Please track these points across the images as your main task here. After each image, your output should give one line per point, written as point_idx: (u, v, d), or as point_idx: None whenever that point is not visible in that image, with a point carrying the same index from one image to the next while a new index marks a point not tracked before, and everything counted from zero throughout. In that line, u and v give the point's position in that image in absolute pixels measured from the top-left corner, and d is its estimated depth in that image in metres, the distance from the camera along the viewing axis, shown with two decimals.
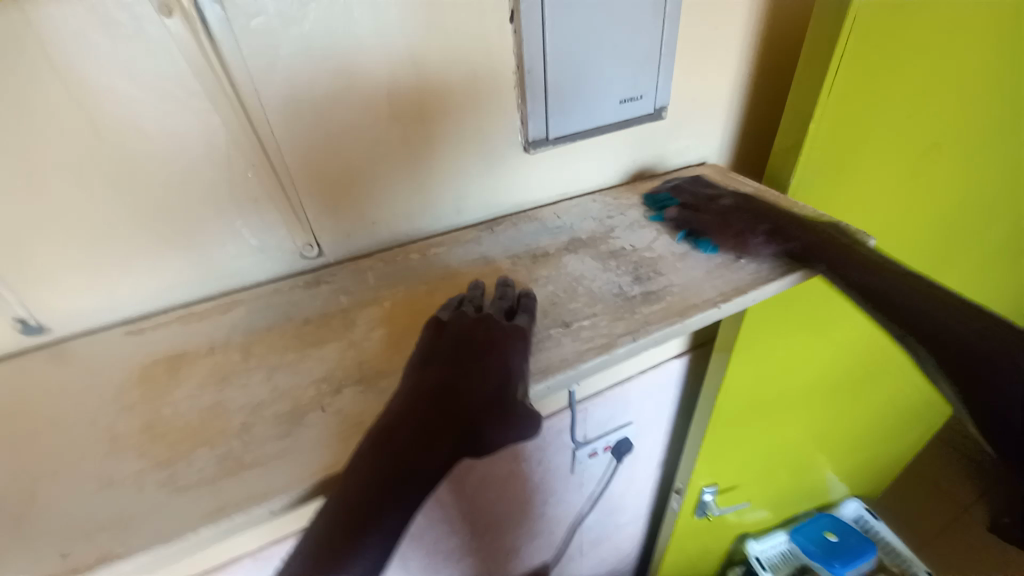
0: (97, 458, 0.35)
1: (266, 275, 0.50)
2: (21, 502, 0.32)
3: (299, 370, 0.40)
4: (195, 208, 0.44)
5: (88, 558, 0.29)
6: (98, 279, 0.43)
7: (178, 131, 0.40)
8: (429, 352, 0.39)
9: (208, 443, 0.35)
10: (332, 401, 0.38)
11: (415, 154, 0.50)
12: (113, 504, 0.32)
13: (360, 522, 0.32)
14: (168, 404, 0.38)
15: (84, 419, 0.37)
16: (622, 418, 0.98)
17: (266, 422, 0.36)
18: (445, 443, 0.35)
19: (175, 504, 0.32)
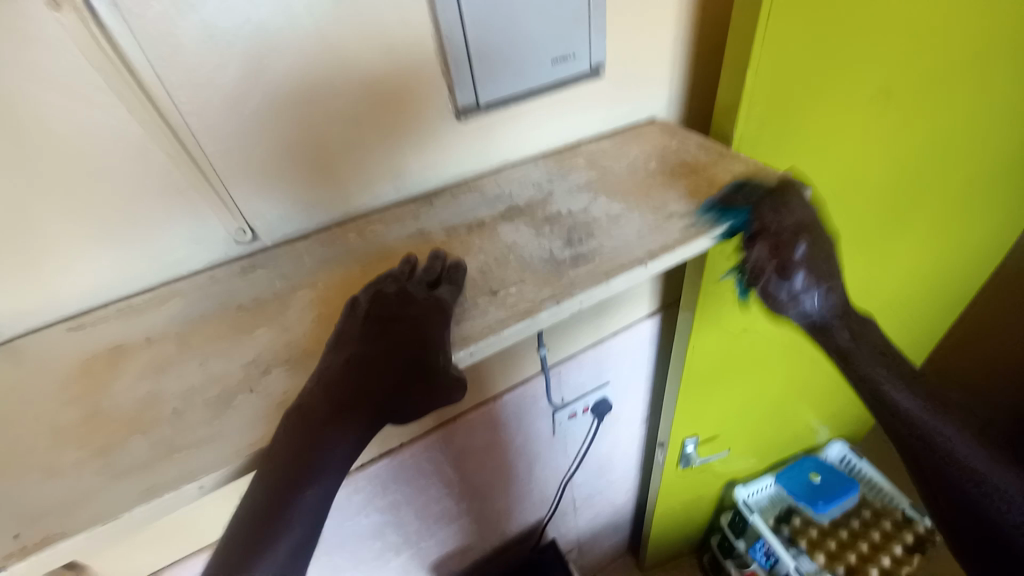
0: (40, 449, 0.36)
1: (205, 263, 0.50)
2: None
3: (230, 355, 0.41)
4: (118, 203, 0.43)
5: (37, 538, 0.31)
6: (30, 281, 0.43)
7: (84, 127, 0.39)
8: (345, 332, 0.40)
9: (143, 430, 0.37)
10: (261, 382, 0.39)
11: (342, 134, 0.49)
12: (52, 493, 0.34)
13: (288, 497, 0.34)
14: (107, 395, 0.39)
15: (28, 414, 0.39)
16: (599, 381, 1.01)
17: (198, 407, 0.38)
18: (360, 414, 0.37)
19: (112, 487, 0.34)
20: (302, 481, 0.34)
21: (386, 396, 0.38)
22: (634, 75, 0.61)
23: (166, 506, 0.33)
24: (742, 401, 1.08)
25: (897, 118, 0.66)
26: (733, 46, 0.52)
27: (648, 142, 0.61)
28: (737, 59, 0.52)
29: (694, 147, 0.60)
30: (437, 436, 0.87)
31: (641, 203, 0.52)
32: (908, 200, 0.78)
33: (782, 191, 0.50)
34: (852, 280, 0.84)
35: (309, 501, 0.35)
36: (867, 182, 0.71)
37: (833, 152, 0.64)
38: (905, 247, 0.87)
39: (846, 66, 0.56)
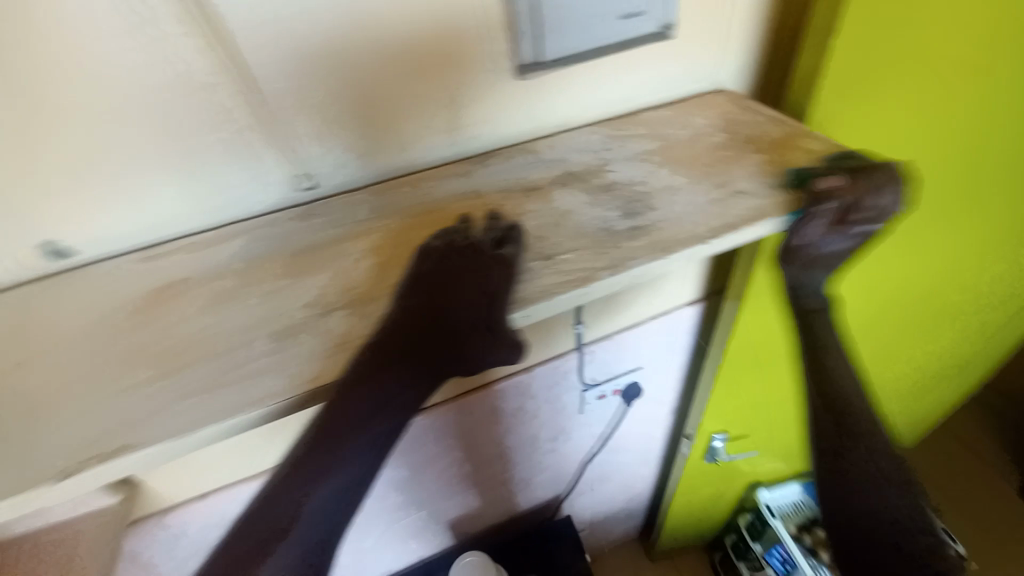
0: (116, 367, 0.39)
1: (265, 206, 0.51)
2: (56, 400, 0.37)
3: (287, 295, 0.42)
4: (187, 139, 0.45)
5: (113, 445, 0.34)
6: (108, 208, 0.46)
7: (158, 59, 0.40)
8: (412, 278, 0.40)
9: (206, 357, 0.38)
10: (317, 322, 0.40)
11: (403, 86, 0.49)
12: (126, 407, 0.36)
13: (344, 448, 0.37)
14: (173, 323, 0.41)
15: (104, 333, 0.41)
16: (631, 364, 1.00)
17: (257, 340, 0.39)
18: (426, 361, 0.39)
19: (179, 406, 0.36)
20: (356, 435, 0.37)
21: (444, 360, 0.39)
22: (706, 41, 0.57)
23: (226, 429, 0.35)
24: (777, 398, 1.04)
25: (994, 97, 0.60)
26: (818, 17, 0.51)
27: (716, 115, 0.58)
28: (820, 30, 0.51)
29: (765, 122, 0.56)
30: (466, 401, 0.89)
31: (702, 177, 0.50)
32: (993, 189, 0.72)
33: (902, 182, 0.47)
34: (899, 274, 0.80)
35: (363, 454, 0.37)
36: (947, 162, 0.65)
37: (911, 126, 0.60)
38: (980, 245, 0.81)
39: (944, 34, 0.52)
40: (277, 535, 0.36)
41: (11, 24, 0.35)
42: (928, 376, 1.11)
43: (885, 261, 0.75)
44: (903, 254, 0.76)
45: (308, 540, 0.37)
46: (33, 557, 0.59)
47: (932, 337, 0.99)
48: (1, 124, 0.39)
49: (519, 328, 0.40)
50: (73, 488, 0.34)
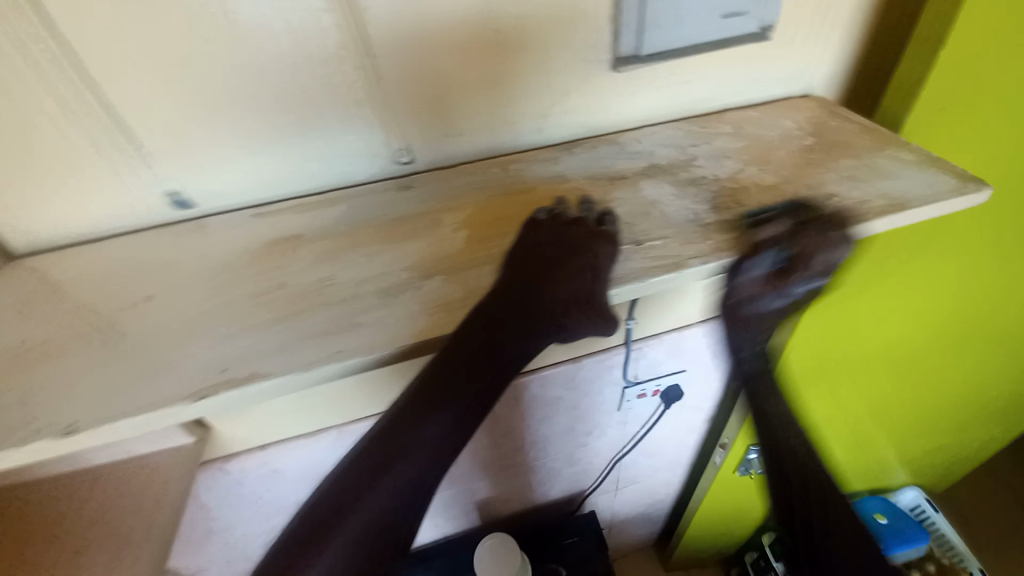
0: (238, 306, 0.43)
1: (364, 176, 0.54)
2: (188, 331, 0.41)
3: (390, 257, 0.45)
4: (306, 107, 0.48)
5: (243, 374, 0.37)
6: (231, 165, 0.50)
7: (293, 28, 0.43)
8: (521, 246, 0.44)
9: (318, 306, 0.42)
10: (420, 284, 0.43)
11: (507, 69, 0.51)
12: (250, 343, 0.40)
13: (459, 390, 0.44)
14: (286, 273, 0.45)
15: (225, 277, 0.45)
16: (675, 366, 1.01)
17: (364, 295, 0.42)
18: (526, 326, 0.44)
19: (297, 346, 0.39)
20: (469, 380, 0.44)
21: (544, 328, 0.45)
22: (804, 44, 0.57)
23: (337, 370, 0.38)
24: (816, 420, 1.02)
25: None
26: (922, 27, 0.51)
27: (804, 119, 0.58)
28: (927, 37, 0.51)
29: (855, 130, 0.56)
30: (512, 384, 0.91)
31: (792, 177, 0.50)
32: None
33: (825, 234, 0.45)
34: (959, 304, 0.78)
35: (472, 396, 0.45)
36: None
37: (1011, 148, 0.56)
38: None
39: None
40: (338, 524, 0.45)
41: None
42: (959, 409, 1.09)
43: (947, 284, 0.73)
44: (967, 279, 0.73)
45: (421, 459, 0.45)
46: (122, 479, 0.64)
47: (983, 364, 0.96)
48: (157, 81, 0.43)
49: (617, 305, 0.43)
50: (203, 408, 0.37)
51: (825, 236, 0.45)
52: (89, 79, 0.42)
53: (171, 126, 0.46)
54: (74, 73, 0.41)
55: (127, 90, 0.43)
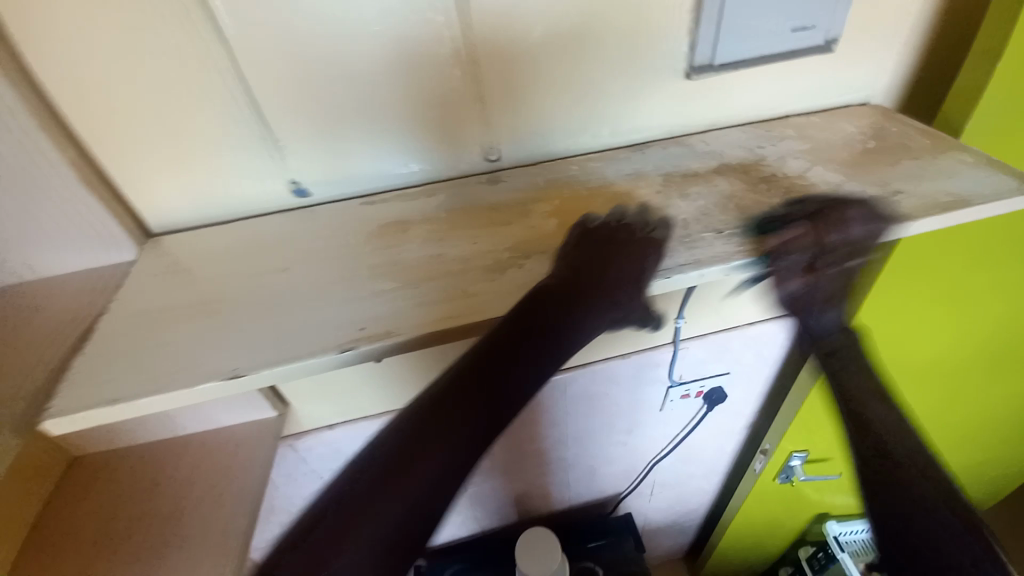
0: (361, 278, 0.48)
1: (457, 172, 0.60)
2: (320, 298, 0.47)
3: (492, 239, 0.50)
4: (416, 107, 0.54)
5: (379, 331, 0.43)
6: (345, 159, 0.56)
7: (415, 37, 0.49)
8: (573, 244, 0.49)
9: (435, 278, 0.47)
10: (524, 262, 0.47)
11: (593, 77, 0.56)
12: (378, 308, 0.45)
13: (478, 398, 0.44)
14: (399, 251, 0.50)
15: (346, 253, 0.51)
16: (720, 368, 1.03)
17: (477, 270, 0.47)
18: (565, 315, 0.46)
19: (422, 310, 0.44)
20: (489, 387, 0.44)
21: (574, 323, 0.47)
22: (865, 56, 0.61)
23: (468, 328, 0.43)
24: None
25: None
26: (982, 39, 0.55)
27: (864, 125, 0.62)
28: (984, 48, 0.54)
29: (914, 135, 0.60)
30: (563, 377, 0.95)
31: (857, 176, 0.54)
32: None
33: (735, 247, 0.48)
34: (1002, 319, 0.80)
35: (491, 407, 0.44)
36: None
37: None
38: None
39: None
40: (355, 521, 0.40)
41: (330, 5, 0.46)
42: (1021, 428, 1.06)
43: (999, 284, 0.74)
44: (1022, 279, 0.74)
45: (430, 472, 0.42)
46: (214, 448, 0.69)
47: None
48: (297, 83, 0.50)
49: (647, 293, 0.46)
50: (356, 354, 0.43)
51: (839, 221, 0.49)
52: (243, 80, 0.49)
53: (302, 122, 0.52)
54: (232, 74, 0.48)
55: (273, 89, 0.49)
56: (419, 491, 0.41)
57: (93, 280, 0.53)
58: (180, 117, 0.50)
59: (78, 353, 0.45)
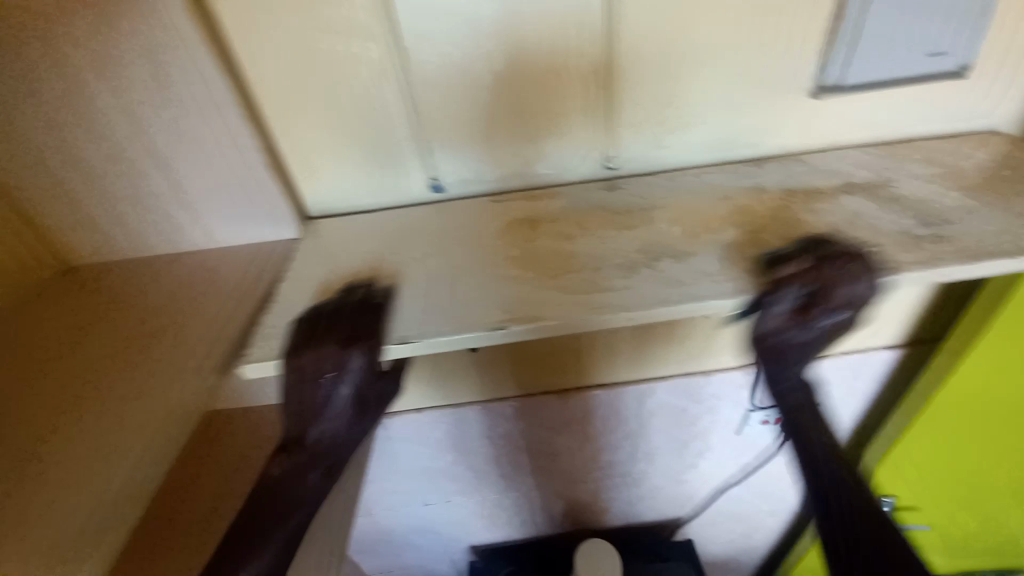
0: (501, 267, 0.53)
1: (577, 177, 0.64)
2: (467, 282, 0.52)
3: (620, 240, 0.53)
4: (549, 115, 0.59)
5: (526, 315, 0.48)
6: (481, 160, 0.62)
7: (559, 53, 0.55)
8: (337, 304, 0.52)
9: (570, 272, 0.51)
10: (657, 263, 0.50)
11: (719, 94, 0.59)
12: (521, 295, 0.49)
13: (269, 517, 0.50)
14: (533, 246, 0.55)
15: (483, 245, 0.56)
16: (805, 397, 1.00)
17: (610, 267, 0.50)
18: (348, 365, 0.48)
19: (562, 300, 0.48)
20: (279, 505, 0.50)
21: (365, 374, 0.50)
22: (1004, 83, 0.60)
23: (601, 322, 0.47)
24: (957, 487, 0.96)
25: None
26: None
27: (998, 152, 0.60)
28: None
29: None
30: (642, 387, 0.96)
31: (997, 203, 0.53)
32: None
33: (303, 356, 0.48)
34: None
35: (286, 519, 0.51)
36: None
37: None
38: None
39: None
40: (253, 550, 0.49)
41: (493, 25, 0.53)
42: None
43: None
44: None
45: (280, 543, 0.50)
46: None
47: None
48: (454, 91, 0.56)
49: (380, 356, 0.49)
50: (473, 339, 0.47)
51: (801, 265, 0.47)
52: (410, 87, 0.56)
53: (452, 125, 0.59)
54: (401, 81, 0.56)
55: (433, 95, 0.57)
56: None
57: (265, 253, 0.61)
58: (350, 117, 0.58)
59: (263, 312, 0.54)
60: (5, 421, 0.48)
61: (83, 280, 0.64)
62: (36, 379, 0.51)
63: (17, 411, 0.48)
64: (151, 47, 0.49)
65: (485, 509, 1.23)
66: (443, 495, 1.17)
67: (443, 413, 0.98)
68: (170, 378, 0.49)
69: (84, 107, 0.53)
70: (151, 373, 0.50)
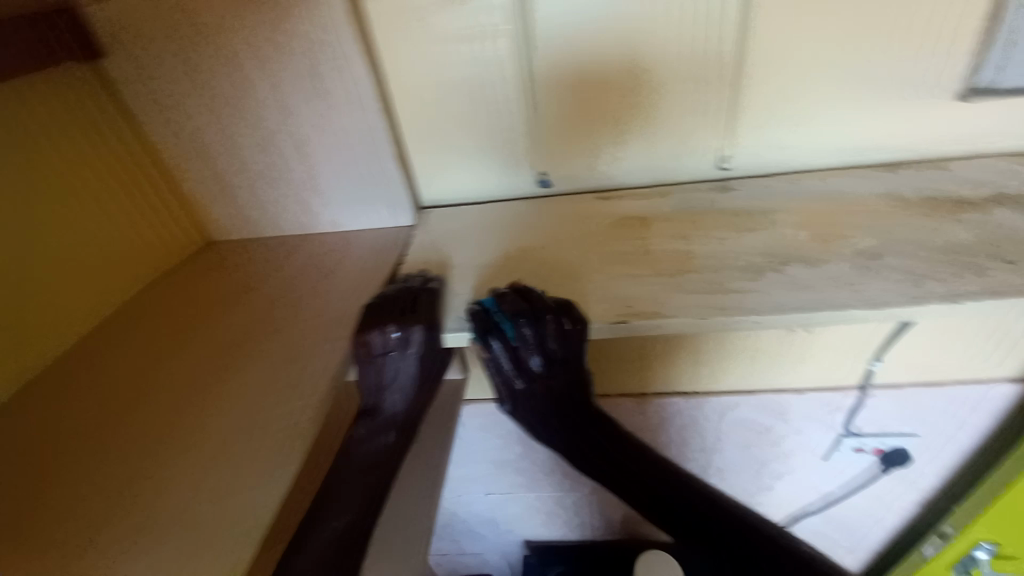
0: (616, 262, 0.53)
1: (688, 177, 0.63)
2: (582, 274, 0.53)
3: (740, 242, 0.52)
4: (666, 113, 0.59)
5: (648, 310, 0.47)
6: (593, 155, 0.62)
7: (683, 50, 0.55)
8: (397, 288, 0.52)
9: (690, 271, 0.50)
10: (783, 267, 0.48)
11: (851, 96, 0.56)
12: (640, 290, 0.49)
13: (338, 486, 0.46)
14: (648, 242, 0.55)
15: (596, 239, 0.57)
16: (907, 427, 0.92)
17: (732, 269, 0.49)
18: (408, 332, 0.48)
19: (683, 297, 0.47)
20: (349, 480, 0.47)
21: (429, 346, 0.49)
22: None
23: (725, 324, 0.45)
24: None
25: None
26: None
27: None
28: None
29: None
30: (727, 400, 0.91)
31: None
32: None
33: (367, 333, 0.48)
34: None
35: (363, 477, 0.48)
36: None
37: None
38: None
39: None
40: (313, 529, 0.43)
41: (621, 23, 0.54)
42: None
43: None
44: None
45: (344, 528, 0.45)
46: None
47: None
48: (574, 87, 0.58)
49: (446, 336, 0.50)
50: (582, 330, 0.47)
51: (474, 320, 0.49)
52: (532, 82, 0.58)
53: (568, 120, 0.60)
54: (525, 77, 0.58)
55: (553, 91, 0.58)
56: (329, 553, 0.43)
57: (384, 238, 0.66)
58: (471, 111, 0.61)
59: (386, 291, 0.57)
60: (162, 394, 0.52)
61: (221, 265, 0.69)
62: (190, 354, 0.56)
63: (175, 384, 0.53)
64: (310, 46, 0.55)
65: (546, 505, 1.24)
66: (505, 486, 1.19)
67: None
68: (307, 364, 0.51)
69: (247, 99, 0.60)
70: (291, 358, 0.53)
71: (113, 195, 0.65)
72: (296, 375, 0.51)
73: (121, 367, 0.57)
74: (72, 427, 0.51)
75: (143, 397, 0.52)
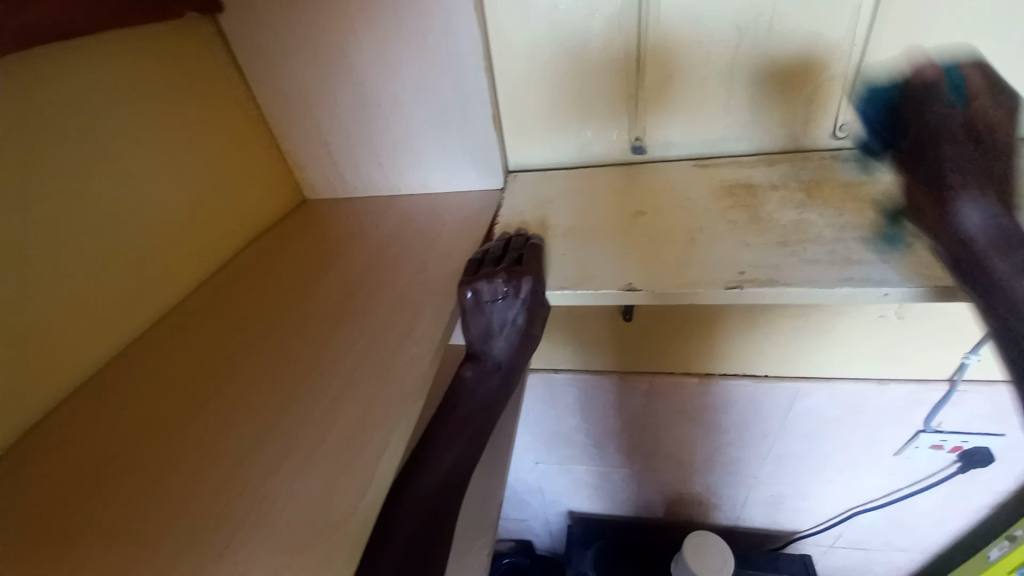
0: (726, 228, 0.52)
1: (796, 147, 0.60)
2: (688, 239, 0.51)
3: (863, 214, 0.50)
4: (784, 77, 0.56)
5: (763, 278, 0.45)
6: (697, 121, 0.60)
7: (814, 8, 0.51)
8: (502, 245, 0.54)
9: (809, 240, 0.48)
10: (914, 241, 0.46)
11: (995, 64, 0.52)
12: (754, 258, 0.48)
13: (444, 425, 0.50)
14: (758, 210, 0.53)
15: (699, 206, 0.55)
16: (992, 426, 0.87)
17: (857, 241, 0.47)
18: (511, 282, 0.48)
19: (804, 266, 0.46)
20: (456, 417, 0.51)
21: (533, 295, 0.49)
22: None
23: (850, 295, 0.44)
24: None
25: None
26: None
27: None
28: None
29: None
30: (800, 386, 0.87)
31: None
32: None
33: (476, 281, 0.49)
34: None
35: (468, 417, 0.51)
36: None
37: None
38: None
39: None
40: (427, 459, 0.48)
41: None
42: None
43: None
44: None
45: (451, 464, 0.49)
46: None
47: None
48: (687, 47, 0.55)
49: (550, 291, 0.50)
50: (695, 294, 0.46)
51: (927, 76, 0.44)
52: (643, 40, 0.56)
53: (675, 83, 0.58)
54: (636, 36, 0.56)
55: (663, 51, 0.56)
56: (436, 484, 0.47)
57: (476, 201, 0.67)
58: (574, 73, 0.59)
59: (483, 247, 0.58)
60: (258, 356, 0.53)
61: (309, 234, 0.71)
62: (278, 321, 0.57)
63: (269, 348, 0.53)
64: (422, 2, 0.55)
65: (591, 480, 1.22)
66: (554, 457, 1.19)
67: (579, 378, 0.97)
68: (403, 334, 0.51)
69: (355, 58, 0.61)
70: (386, 326, 0.53)
71: (194, 163, 0.64)
72: (393, 341, 0.51)
73: (217, 329, 0.58)
74: (165, 397, 0.50)
75: (235, 362, 0.53)
